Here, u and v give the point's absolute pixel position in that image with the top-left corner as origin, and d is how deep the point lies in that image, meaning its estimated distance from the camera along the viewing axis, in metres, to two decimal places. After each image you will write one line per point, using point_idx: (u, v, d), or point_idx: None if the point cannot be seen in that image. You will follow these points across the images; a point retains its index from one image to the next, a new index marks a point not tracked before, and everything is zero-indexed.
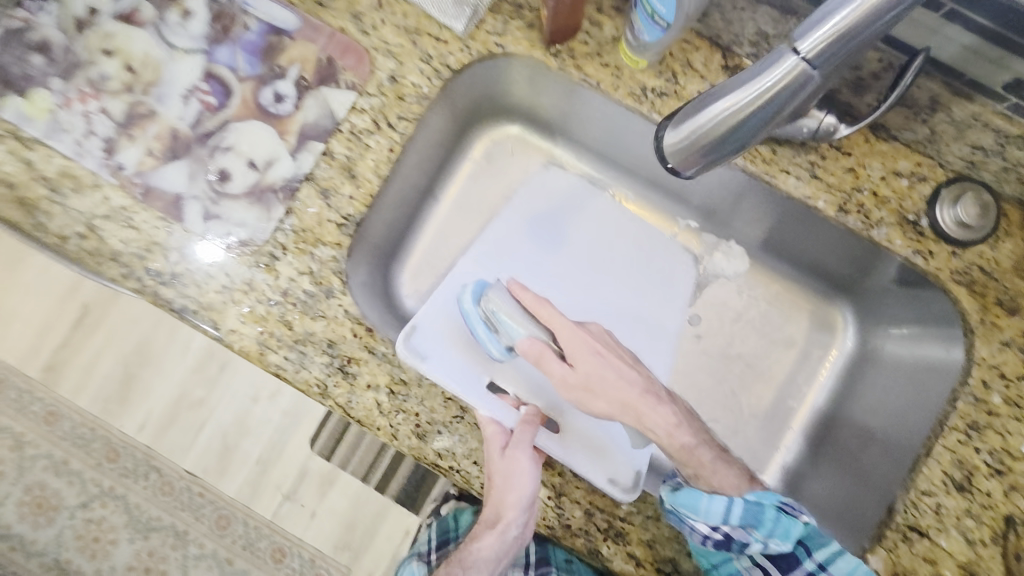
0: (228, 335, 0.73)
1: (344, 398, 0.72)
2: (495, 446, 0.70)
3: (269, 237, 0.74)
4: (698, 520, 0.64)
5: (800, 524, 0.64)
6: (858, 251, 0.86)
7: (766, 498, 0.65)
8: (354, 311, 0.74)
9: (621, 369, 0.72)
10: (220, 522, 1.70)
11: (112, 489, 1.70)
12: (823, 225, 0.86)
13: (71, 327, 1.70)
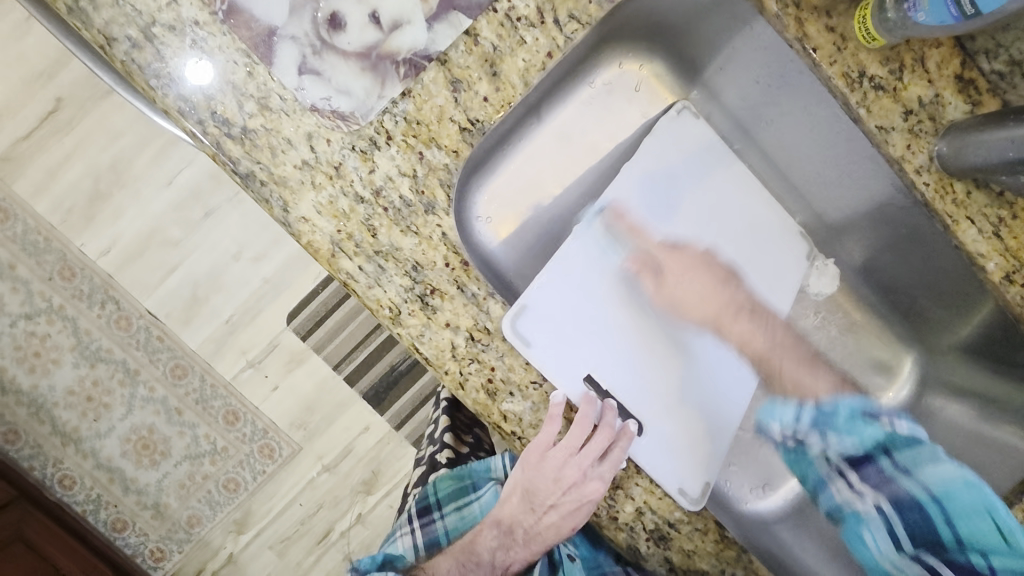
0: (299, 223, 0.61)
1: (416, 330, 0.63)
2: (571, 443, 0.64)
3: (372, 118, 0.59)
4: (774, 425, 0.74)
5: (876, 424, 0.69)
6: (970, 311, 0.78)
7: (842, 409, 0.70)
8: (452, 237, 0.62)
9: None
10: (175, 371, 1.50)
11: (61, 308, 1.46)
12: (945, 276, 0.77)
13: (39, 118, 1.41)
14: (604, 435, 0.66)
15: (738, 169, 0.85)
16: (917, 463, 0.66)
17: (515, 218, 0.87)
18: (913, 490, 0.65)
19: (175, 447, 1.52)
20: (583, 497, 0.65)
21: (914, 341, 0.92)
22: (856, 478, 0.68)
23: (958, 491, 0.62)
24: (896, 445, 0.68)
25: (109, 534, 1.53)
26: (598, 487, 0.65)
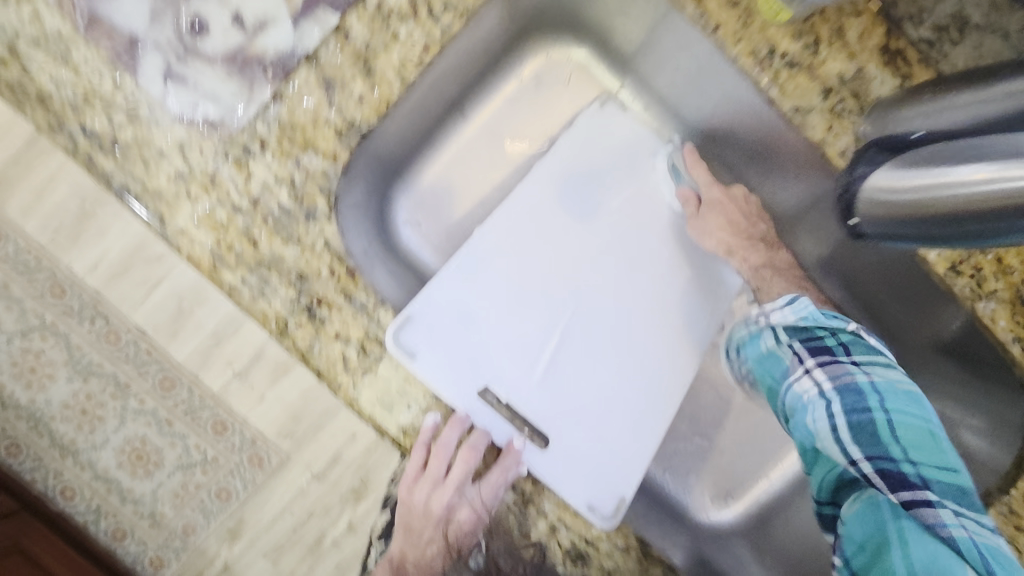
0: (177, 236, 0.59)
1: (305, 342, 0.60)
2: (433, 473, 0.63)
3: (242, 124, 0.57)
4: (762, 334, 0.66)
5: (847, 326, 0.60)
6: (934, 305, 0.70)
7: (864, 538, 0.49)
8: (336, 244, 0.60)
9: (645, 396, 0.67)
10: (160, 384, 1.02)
11: None
12: (902, 267, 0.70)
13: None
14: (464, 458, 0.63)
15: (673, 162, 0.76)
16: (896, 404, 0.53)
17: (442, 223, 0.83)
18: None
19: None
20: (458, 527, 0.64)
21: None
22: (808, 360, 0.59)
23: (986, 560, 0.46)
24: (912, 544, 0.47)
25: None
26: (467, 517, 0.63)
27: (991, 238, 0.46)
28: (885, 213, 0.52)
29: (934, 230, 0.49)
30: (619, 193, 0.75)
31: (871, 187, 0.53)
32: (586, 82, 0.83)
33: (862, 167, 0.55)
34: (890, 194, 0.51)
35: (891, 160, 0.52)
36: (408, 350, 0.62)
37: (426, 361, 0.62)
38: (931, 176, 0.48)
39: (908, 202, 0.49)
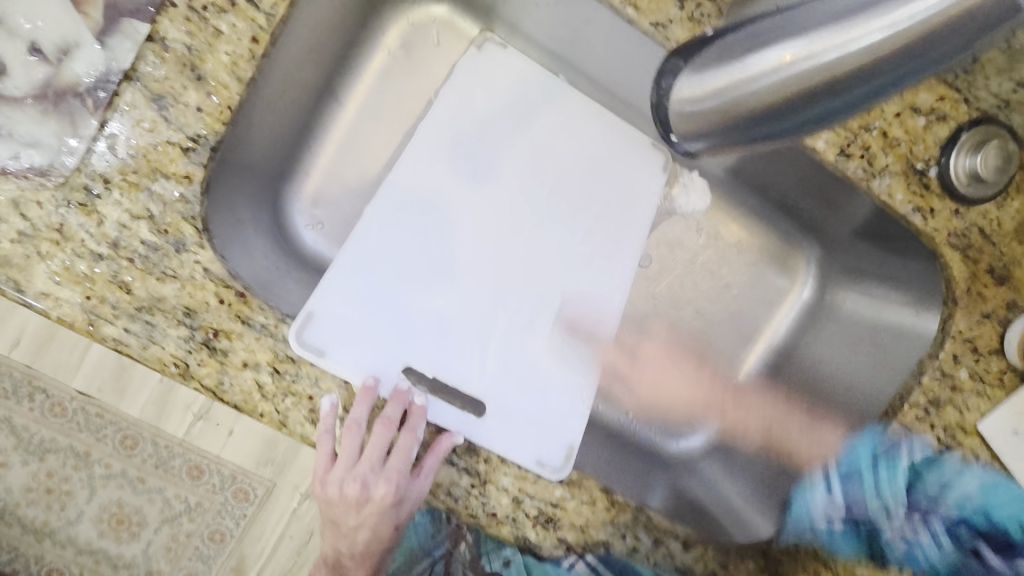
0: (38, 298, 0.52)
1: (213, 379, 0.55)
2: (346, 456, 0.55)
3: (74, 163, 0.52)
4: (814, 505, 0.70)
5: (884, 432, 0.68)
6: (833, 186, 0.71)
7: (862, 467, 0.68)
8: (218, 269, 0.56)
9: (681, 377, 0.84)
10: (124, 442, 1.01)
11: None
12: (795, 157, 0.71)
13: None
14: (382, 429, 0.56)
15: (564, 101, 0.73)
16: (927, 462, 0.65)
17: (347, 217, 0.80)
18: (949, 512, 0.64)
19: None
20: (381, 505, 0.56)
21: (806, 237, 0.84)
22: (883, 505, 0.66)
23: (996, 492, 0.62)
24: (923, 471, 0.65)
25: None
26: (390, 491, 0.56)
27: (808, 120, 0.35)
28: (734, 114, 0.36)
29: (767, 130, 0.36)
30: (518, 141, 0.71)
31: (679, 103, 0.39)
32: (456, 41, 0.80)
33: (665, 78, 0.40)
34: (699, 106, 0.38)
35: (691, 64, 0.38)
36: (318, 348, 0.58)
37: (342, 355, 0.59)
38: (739, 73, 0.35)
39: (737, 109, 0.36)
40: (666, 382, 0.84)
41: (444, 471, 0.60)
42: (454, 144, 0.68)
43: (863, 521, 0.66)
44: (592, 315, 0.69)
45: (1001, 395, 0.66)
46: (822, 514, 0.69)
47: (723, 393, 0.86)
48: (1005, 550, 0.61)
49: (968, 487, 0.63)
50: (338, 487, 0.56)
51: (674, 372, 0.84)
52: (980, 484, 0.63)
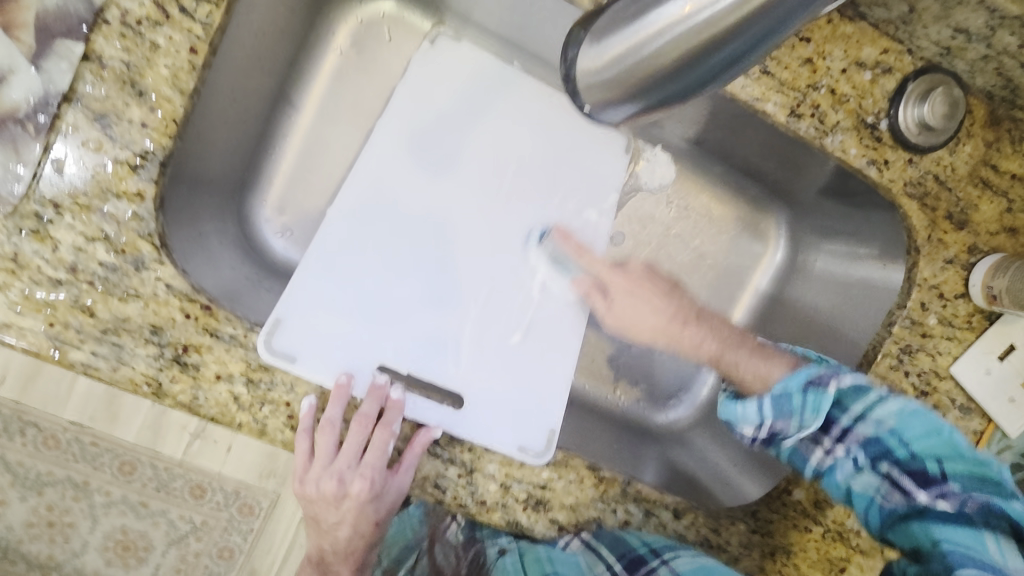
0: (3, 330, 0.52)
1: (187, 395, 0.56)
2: (323, 455, 0.55)
3: (22, 191, 0.51)
4: (742, 426, 0.59)
5: (828, 394, 0.56)
6: (787, 146, 0.71)
7: (791, 384, 0.56)
8: (180, 285, 0.56)
9: (655, 305, 0.64)
10: (121, 468, 0.96)
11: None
12: (748, 124, 0.71)
13: None
14: (359, 426, 0.56)
15: (519, 86, 0.73)
16: (871, 409, 0.56)
17: (312, 222, 0.79)
18: (867, 432, 0.56)
19: None
20: (358, 500, 0.57)
21: (773, 200, 0.85)
22: (830, 438, 0.58)
23: (909, 422, 0.55)
24: (845, 398, 0.57)
25: None
26: (366, 486, 0.56)
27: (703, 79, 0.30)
28: (641, 81, 0.30)
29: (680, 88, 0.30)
30: (477, 130, 0.71)
31: (584, 74, 0.32)
32: (407, 36, 0.80)
33: (571, 47, 0.33)
34: (604, 74, 0.31)
35: (592, 29, 0.31)
36: (289, 353, 0.57)
37: (314, 359, 0.58)
38: (637, 33, 0.29)
39: (644, 72, 0.30)
40: (627, 301, 0.65)
41: (429, 465, 0.61)
42: (410, 139, 0.68)
43: (783, 428, 0.57)
44: (566, 296, 0.69)
45: (971, 336, 0.69)
46: (751, 410, 0.58)
47: (682, 317, 0.64)
48: (933, 483, 0.52)
49: (886, 408, 0.55)
50: (315, 487, 0.56)
51: (645, 308, 0.64)
52: (895, 410, 0.55)
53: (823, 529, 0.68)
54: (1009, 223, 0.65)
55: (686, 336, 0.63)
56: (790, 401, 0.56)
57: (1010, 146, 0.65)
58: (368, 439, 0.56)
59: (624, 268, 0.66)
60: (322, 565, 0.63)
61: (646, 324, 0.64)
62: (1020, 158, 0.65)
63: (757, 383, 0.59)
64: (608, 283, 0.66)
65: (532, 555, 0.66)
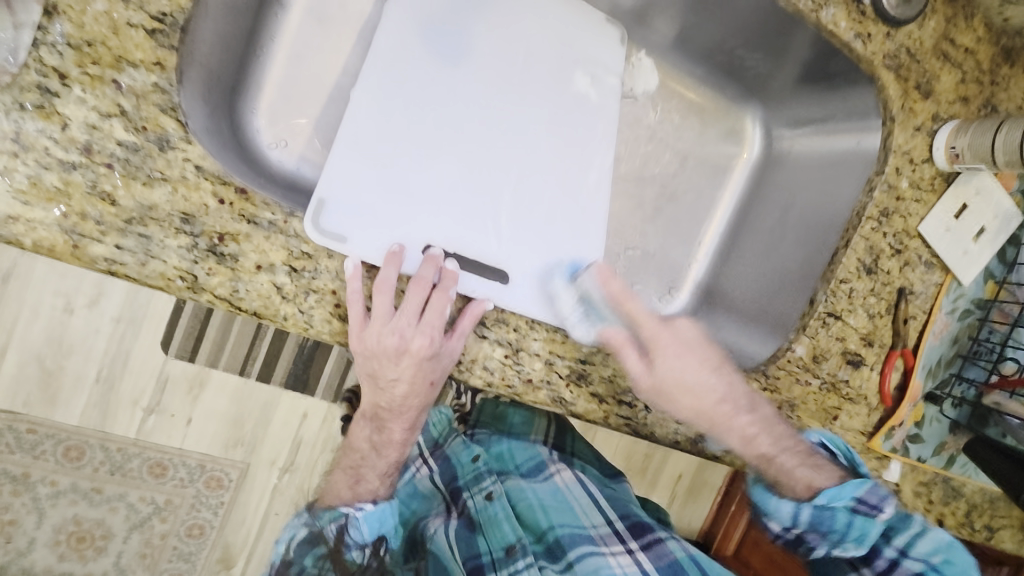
0: (6, 224, 0.47)
1: (227, 289, 0.53)
2: (382, 313, 0.57)
3: (21, 58, 0.46)
4: (772, 521, 0.65)
5: (876, 522, 0.64)
6: (769, 29, 0.76)
7: (839, 500, 0.63)
8: (210, 166, 0.52)
9: (700, 373, 0.67)
10: (116, 450, 1.38)
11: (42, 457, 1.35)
12: (735, 9, 0.76)
13: None
14: (417, 287, 0.58)
15: None
16: (913, 543, 0.65)
17: (316, 132, 0.75)
18: (914, 567, 0.64)
19: (115, 526, 1.42)
20: (416, 356, 0.60)
21: (750, 98, 0.91)
22: (866, 570, 0.67)
23: (952, 558, 0.64)
24: (891, 531, 0.66)
25: (79, 548, 1.41)
26: (425, 343, 0.59)
27: None
28: None
29: None
30: (484, 23, 0.72)
31: None
32: None
33: None
34: None
35: None
36: (338, 233, 0.58)
37: (364, 237, 0.60)
38: None
39: None
40: (673, 362, 0.66)
41: (479, 347, 0.62)
42: (425, 27, 0.68)
43: (815, 539, 0.65)
44: (587, 180, 0.73)
45: (933, 199, 0.78)
46: (804, 516, 0.63)
47: (732, 403, 0.67)
48: (891, 563, 0.65)
49: (927, 541, 0.65)
50: (375, 343, 0.57)
51: (689, 363, 0.67)
52: (942, 547, 0.64)
53: (820, 381, 0.76)
54: (961, 92, 0.79)
55: (728, 377, 0.68)
56: (834, 517, 0.63)
57: (962, 22, 0.79)
58: (426, 301, 0.59)
59: (681, 329, 0.68)
60: (375, 423, 0.71)
61: (689, 384, 0.66)
62: (970, 33, 0.80)
63: (805, 492, 0.64)
64: (651, 343, 0.66)
65: (524, 502, 0.82)
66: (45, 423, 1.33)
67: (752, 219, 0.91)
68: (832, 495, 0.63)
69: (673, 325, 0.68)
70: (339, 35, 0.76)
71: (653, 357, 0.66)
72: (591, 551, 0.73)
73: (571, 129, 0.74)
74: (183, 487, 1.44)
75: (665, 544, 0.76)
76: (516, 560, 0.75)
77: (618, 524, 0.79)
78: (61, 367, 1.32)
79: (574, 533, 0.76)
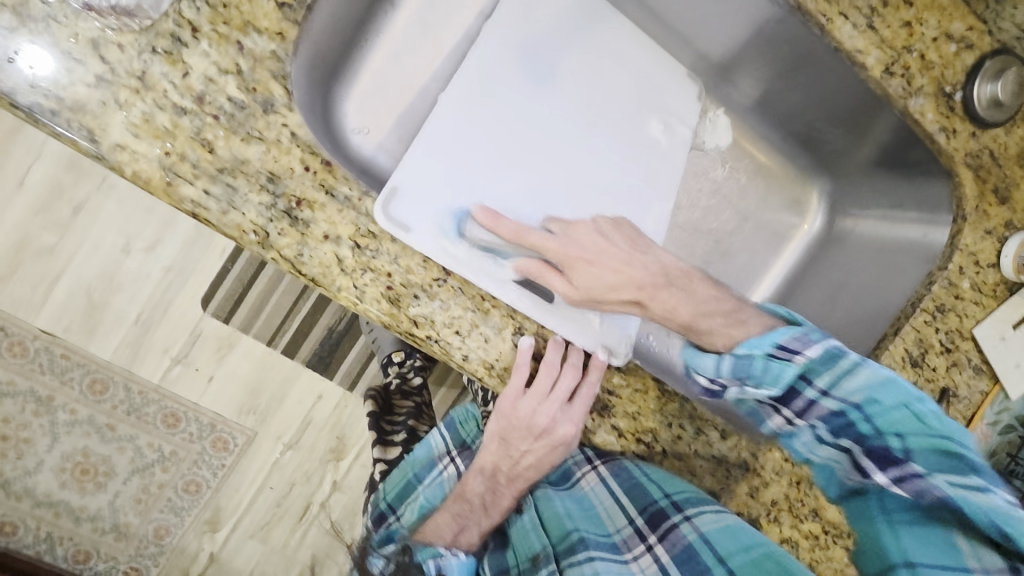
0: (114, 153, 0.50)
1: (292, 251, 0.56)
2: (541, 389, 0.64)
3: (164, 8, 0.50)
4: (698, 374, 0.60)
5: (791, 366, 0.53)
6: (853, 104, 0.76)
7: (756, 348, 0.55)
8: (304, 135, 0.55)
9: (618, 271, 0.63)
10: (137, 392, 1.43)
11: (67, 385, 1.40)
12: (821, 80, 0.76)
13: (27, 214, 1.33)
14: (570, 372, 0.65)
15: (605, 24, 0.78)
16: (839, 382, 0.52)
17: (395, 128, 0.79)
18: (833, 405, 0.52)
19: (118, 465, 1.45)
20: (556, 438, 0.66)
21: (820, 171, 0.92)
22: (880, 475, 0.51)
23: (882, 396, 0.50)
24: (812, 371, 0.53)
25: (80, 480, 1.44)
26: (571, 429, 0.65)
27: None
28: None
29: None
30: (576, 55, 0.75)
31: None
32: None
33: None
34: None
35: None
36: (403, 222, 0.60)
37: (425, 230, 0.61)
38: None
39: None
40: (591, 269, 0.62)
41: (511, 354, 0.63)
42: (519, 50, 0.72)
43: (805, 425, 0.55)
44: (644, 221, 0.75)
45: (991, 304, 0.76)
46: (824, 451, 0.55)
47: (663, 279, 0.63)
48: (894, 463, 0.50)
49: (858, 380, 0.51)
50: (527, 413, 0.65)
51: (607, 265, 0.63)
52: (864, 381, 0.51)
53: None
54: None
55: (643, 262, 0.64)
56: (752, 366, 0.55)
57: None
58: (575, 386, 0.65)
59: (595, 223, 0.66)
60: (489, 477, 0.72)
61: (615, 281, 0.62)
62: None
63: (723, 346, 0.58)
64: (564, 260, 0.62)
65: (549, 510, 0.70)
66: (78, 352, 1.39)
67: (800, 297, 0.92)
68: (750, 347, 0.55)
69: (575, 239, 0.64)
70: (436, 46, 0.80)
71: (568, 273, 0.61)
72: (605, 561, 0.63)
73: (637, 170, 0.76)
74: (189, 442, 1.47)
75: (682, 527, 0.63)
76: (540, 570, 0.65)
77: (636, 520, 0.67)
78: (106, 303, 1.38)
79: (598, 541, 0.66)
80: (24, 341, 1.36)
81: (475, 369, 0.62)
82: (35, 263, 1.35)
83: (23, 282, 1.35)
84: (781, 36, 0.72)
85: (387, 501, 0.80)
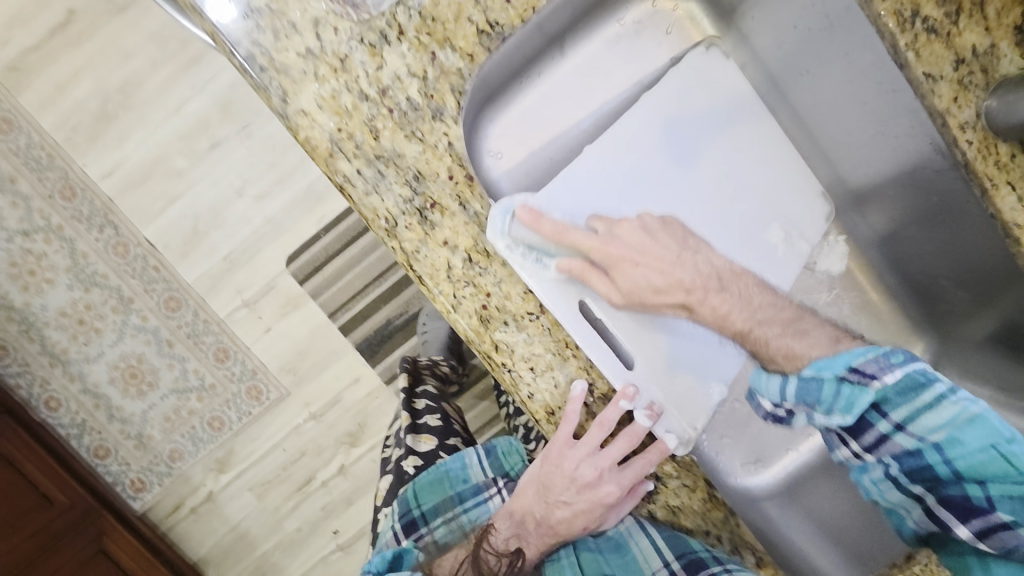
0: (297, 116, 0.56)
1: (411, 245, 0.60)
2: (593, 450, 0.66)
3: (383, 8, 0.56)
4: (763, 398, 0.60)
5: (865, 394, 0.55)
6: (985, 270, 0.71)
7: (826, 371, 0.56)
8: (458, 147, 0.59)
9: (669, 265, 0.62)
10: (202, 319, 1.52)
11: (147, 293, 1.51)
12: (959, 237, 0.71)
13: (172, 136, 1.47)
14: (627, 439, 0.64)
15: (758, 128, 0.79)
16: (916, 417, 0.54)
17: (528, 160, 0.77)
18: (906, 444, 0.55)
19: (162, 380, 1.54)
20: (600, 498, 0.69)
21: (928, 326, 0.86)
22: (960, 530, 0.55)
23: (964, 433, 0.53)
24: (887, 403, 0.56)
25: (126, 381, 1.54)
26: (616, 489, 0.68)
27: None
28: None
29: None
30: (721, 148, 0.77)
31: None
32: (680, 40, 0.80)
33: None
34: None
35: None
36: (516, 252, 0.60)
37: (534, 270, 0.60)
38: None
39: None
40: (637, 271, 0.61)
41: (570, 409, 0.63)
42: (669, 129, 0.74)
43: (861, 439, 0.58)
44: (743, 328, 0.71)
45: None
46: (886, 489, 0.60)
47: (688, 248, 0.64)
48: (978, 515, 0.54)
49: (936, 418, 0.54)
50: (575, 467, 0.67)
51: (654, 265, 0.61)
52: (952, 431, 0.53)
53: None
54: None
55: (693, 262, 0.63)
56: (819, 390, 0.56)
57: None
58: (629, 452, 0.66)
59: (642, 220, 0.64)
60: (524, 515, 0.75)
61: (658, 283, 0.61)
62: None
63: (788, 363, 0.60)
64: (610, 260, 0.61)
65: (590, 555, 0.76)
66: (167, 268, 1.50)
67: None
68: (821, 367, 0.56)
69: (619, 237, 0.62)
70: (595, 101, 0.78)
71: (613, 274, 0.60)
72: None
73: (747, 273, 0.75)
74: (229, 380, 1.54)
75: None
76: None
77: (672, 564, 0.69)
78: (207, 235, 1.49)
79: None
80: (128, 243, 1.49)
81: (536, 408, 0.65)
82: (162, 180, 1.48)
83: (146, 192, 1.48)
84: (934, 186, 0.69)
85: (420, 510, 0.83)
